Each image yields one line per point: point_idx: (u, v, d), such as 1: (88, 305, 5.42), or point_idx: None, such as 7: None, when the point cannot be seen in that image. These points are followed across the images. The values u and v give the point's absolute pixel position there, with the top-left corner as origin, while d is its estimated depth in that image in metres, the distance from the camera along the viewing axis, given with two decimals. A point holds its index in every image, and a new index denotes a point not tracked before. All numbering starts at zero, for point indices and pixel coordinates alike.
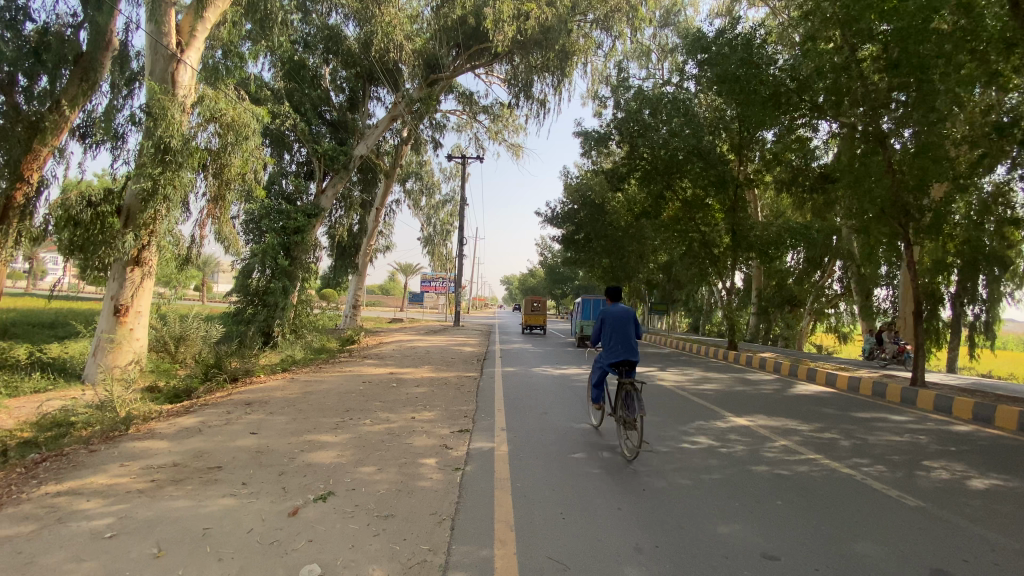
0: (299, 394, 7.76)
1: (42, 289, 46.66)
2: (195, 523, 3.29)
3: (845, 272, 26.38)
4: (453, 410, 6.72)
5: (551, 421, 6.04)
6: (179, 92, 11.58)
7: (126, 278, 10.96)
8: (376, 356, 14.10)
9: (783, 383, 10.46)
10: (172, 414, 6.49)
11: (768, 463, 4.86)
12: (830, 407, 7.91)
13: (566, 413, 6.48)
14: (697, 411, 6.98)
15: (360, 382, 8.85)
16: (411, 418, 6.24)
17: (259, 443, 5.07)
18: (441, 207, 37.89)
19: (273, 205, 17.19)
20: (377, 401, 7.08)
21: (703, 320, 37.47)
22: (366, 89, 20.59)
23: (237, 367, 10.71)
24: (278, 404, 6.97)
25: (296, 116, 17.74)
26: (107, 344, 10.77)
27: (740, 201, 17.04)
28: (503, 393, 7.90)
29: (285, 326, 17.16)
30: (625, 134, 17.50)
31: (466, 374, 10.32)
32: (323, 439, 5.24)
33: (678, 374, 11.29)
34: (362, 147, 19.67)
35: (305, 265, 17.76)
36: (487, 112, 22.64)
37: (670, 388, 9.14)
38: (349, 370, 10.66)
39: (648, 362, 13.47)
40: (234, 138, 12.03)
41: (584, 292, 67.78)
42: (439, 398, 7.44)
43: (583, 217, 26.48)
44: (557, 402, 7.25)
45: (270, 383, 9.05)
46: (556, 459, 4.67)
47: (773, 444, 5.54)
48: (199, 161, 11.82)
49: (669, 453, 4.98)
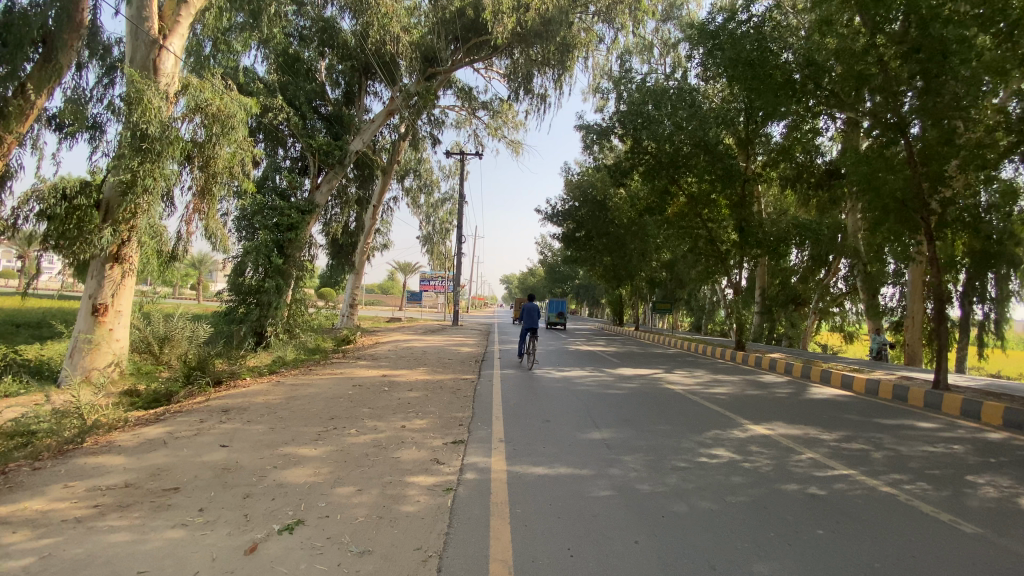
0: (283, 399, 7.24)
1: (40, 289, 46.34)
2: (130, 566, 2.77)
3: (851, 270, 25.85)
4: (447, 416, 6.18)
5: (555, 431, 5.50)
6: (162, 79, 11.08)
7: (105, 276, 10.49)
8: (371, 357, 13.58)
9: (797, 385, 9.90)
10: (140, 424, 5.98)
11: (799, 481, 4.30)
12: (852, 413, 7.35)
13: (571, 422, 5.92)
14: (713, 418, 6.43)
15: (350, 385, 8.32)
16: (401, 427, 5.69)
17: (228, 458, 4.53)
18: (440, 206, 37.41)
19: (265, 200, 16.64)
20: (365, 408, 6.53)
21: (705, 319, 37.06)
22: (362, 83, 20.24)
23: (222, 370, 10.18)
24: (258, 411, 6.46)
25: (289, 109, 17.13)
26: (84, 345, 10.26)
27: (747, 196, 16.44)
28: (502, 398, 7.37)
29: (277, 326, 16.64)
30: (627, 128, 16.82)
31: (463, 376, 9.80)
32: (300, 452, 4.70)
33: (686, 376, 10.74)
34: (358, 142, 19.20)
35: (299, 263, 17.22)
36: (486, 108, 22.09)
37: (680, 392, 8.59)
38: (340, 372, 10.15)
39: (654, 363, 12.94)
40: (220, 129, 11.49)
41: (584, 291, 67.30)
42: (432, 404, 6.90)
43: (584, 214, 25.98)
44: (560, 409, 6.71)
45: (255, 387, 8.52)
46: (560, 478, 4.13)
47: (800, 456, 4.98)
48: (182, 152, 11.29)
49: (686, 470, 4.42)
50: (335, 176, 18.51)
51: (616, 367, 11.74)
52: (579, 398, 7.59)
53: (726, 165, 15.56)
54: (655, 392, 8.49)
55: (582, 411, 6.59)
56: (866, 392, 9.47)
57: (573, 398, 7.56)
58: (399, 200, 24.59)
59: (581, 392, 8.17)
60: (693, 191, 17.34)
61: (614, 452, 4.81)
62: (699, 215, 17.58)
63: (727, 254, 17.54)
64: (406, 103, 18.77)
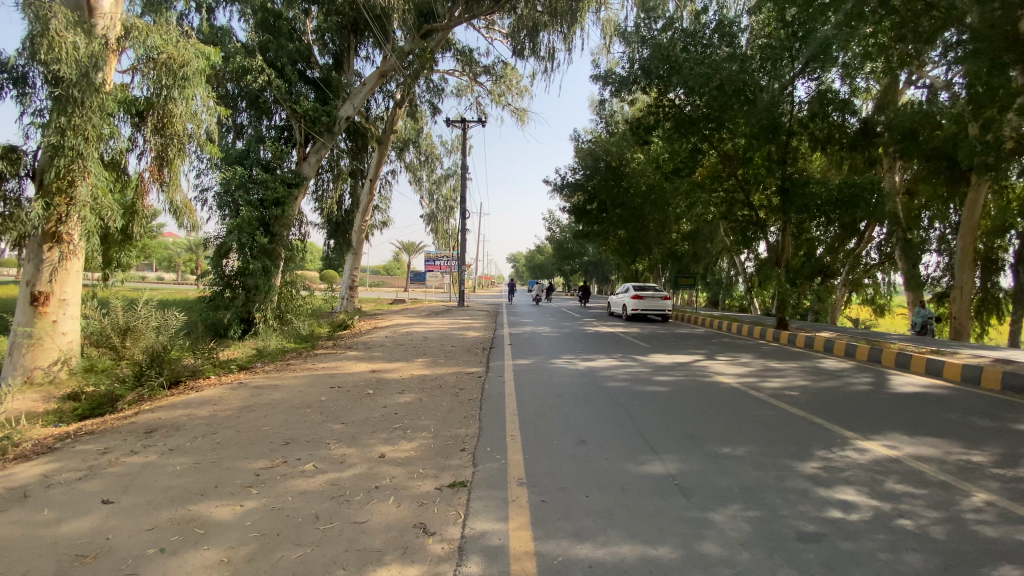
0: (236, 409, 5.63)
1: (13, 275, 44.08)
2: None
3: (887, 238, 23.73)
4: (445, 435, 4.57)
5: (599, 464, 3.84)
6: (98, 22, 9.19)
7: (43, 258, 8.82)
8: (363, 345, 11.98)
9: (869, 373, 8.25)
10: (28, 455, 4.41)
11: (1014, 564, 2.63)
12: (972, 416, 5.67)
13: (616, 445, 4.26)
14: (808, 432, 4.76)
15: (328, 386, 6.74)
16: (380, 457, 4.06)
17: (97, 534, 2.92)
18: (442, 183, 35.43)
19: (245, 172, 14.69)
20: (336, 424, 4.90)
21: (722, 294, 34.94)
22: (352, 43, 18.36)
23: (182, 367, 8.55)
24: (196, 430, 4.88)
25: (271, 71, 15.12)
26: (23, 341, 8.69)
27: (789, 152, 14.56)
28: (519, 402, 5.76)
29: (267, 312, 15.07)
30: (653, 79, 14.75)
31: (468, 370, 8.16)
32: (219, 514, 3.09)
33: (732, 362, 9.06)
34: (347, 107, 17.29)
35: (287, 243, 15.48)
36: (488, 72, 20.00)
37: (737, 387, 6.93)
38: (322, 367, 8.51)
39: (687, 347, 11.23)
40: (171, 80, 9.58)
41: (593, 268, 65.16)
42: (427, 415, 5.26)
43: (596, 184, 23.93)
44: (597, 419, 5.04)
45: (210, 389, 6.89)
46: (621, 569, 2.48)
47: (975, 506, 3.31)
48: (129, 110, 9.50)
49: (826, 544, 2.76)
50: (324, 146, 16.60)
51: (648, 354, 10.04)
52: (616, 400, 5.91)
53: (767, 119, 13.29)
54: (706, 388, 6.81)
55: (627, 424, 4.90)
56: (960, 380, 7.73)
57: (608, 401, 5.88)
58: (397, 172, 23.20)
59: (617, 390, 6.51)
60: (726, 150, 15.49)
61: (695, 504, 3.17)
62: (736, 174, 15.65)
63: (763, 221, 15.72)
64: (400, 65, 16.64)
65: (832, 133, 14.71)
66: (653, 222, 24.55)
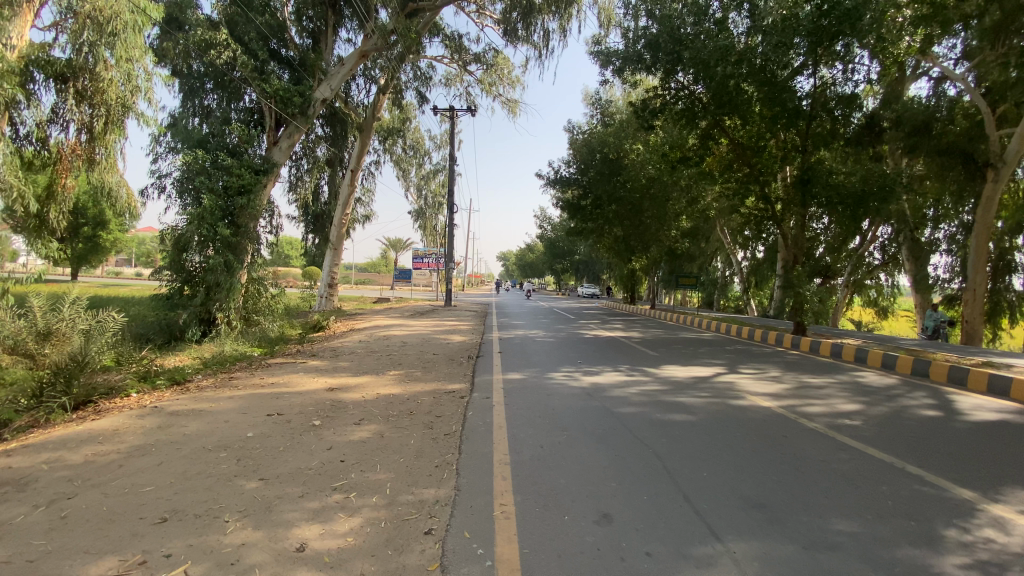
0: (125, 452, 4.09)
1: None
2: None
3: (893, 237, 22.83)
4: (403, 506, 3.11)
5: (639, 570, 2.45)
6: None
7: None
8: (331, 351, 10.45)
9: (925, 393, 6.92)
10: None
11: None
12: None
13: (657, 525, 2.87)
14: (913, 496, 3.41)
15: (266, 413, 5.23)
16: (297, 553, 2.60)
17: None
18: (432, 176, 33.77)
19: (207, 157, 12.94)
20: (252, 482, 3.44)
21: (718, 294, 33.78)
22: (333, 19, 16.79)
23: (97, 382, 6.90)
24: (46, 491, 3.36)
25: (238, 47, 13.42)
26: None
27: (808, 141, 13.24)
28: (512, 441, 4.35)
29: (230, 313, 13.44)
30: (661, 56, 13.31)
31: (449, 387, 6.70)
32: None
33: (762, 377, 7.71)
34: (324, 88, 15.30)
35: (255, 235, 13.76)
36: (478, 60, 18.51)
37: (781, 413, 5.56)
38: (272, 382, 6.98)
39: (701, 356, 9.87)
40: (95, 34, 7.73)
41: (585, 266, 63.73)
42: (385, 464, 3.80)
43: (592, 176, 22.59)
44: (617, 473, 3.63)
45: (113, 416, 5.29)
46: None
47: None
48: (47, 71, 7.58)
49: None
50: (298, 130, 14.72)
51: (660, 365, 8.66)
52: (639, 437, 4.51)
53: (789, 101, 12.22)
54: (746, 415, 5.42)
55: (661, 481, 3.51)
56: None
57: (628, 438, 4.47)
58: (380, 164, 21.59)
59: (634, 419, 5.14)
60: (738, 137, 14.27)
61: None
62: (751, 164, 14.30)
63: (777, 215, 14.38)
64: (383, 45, 15.01)
65: (836, 130, 13.30)
66: (650, 219, 23.19)
